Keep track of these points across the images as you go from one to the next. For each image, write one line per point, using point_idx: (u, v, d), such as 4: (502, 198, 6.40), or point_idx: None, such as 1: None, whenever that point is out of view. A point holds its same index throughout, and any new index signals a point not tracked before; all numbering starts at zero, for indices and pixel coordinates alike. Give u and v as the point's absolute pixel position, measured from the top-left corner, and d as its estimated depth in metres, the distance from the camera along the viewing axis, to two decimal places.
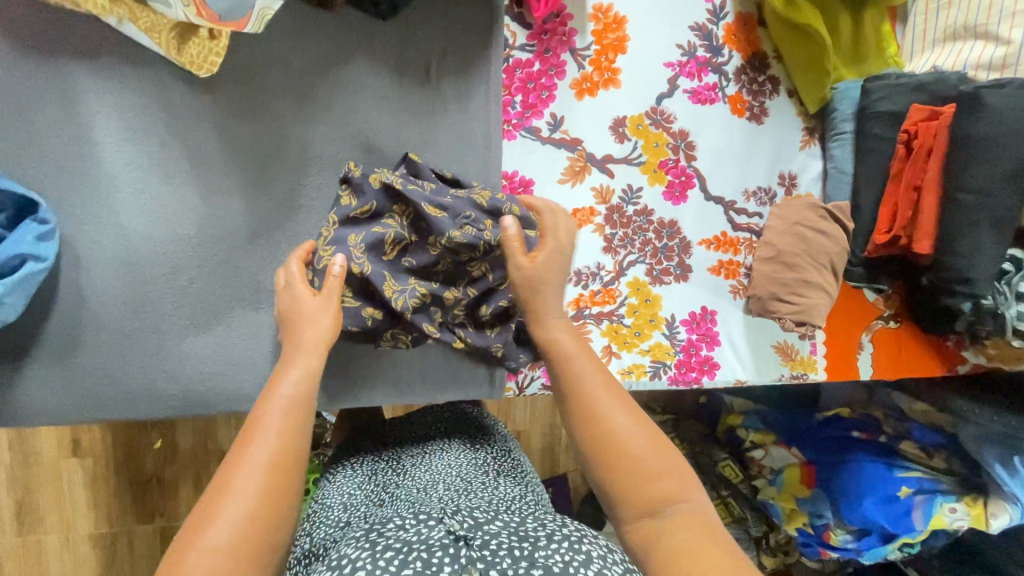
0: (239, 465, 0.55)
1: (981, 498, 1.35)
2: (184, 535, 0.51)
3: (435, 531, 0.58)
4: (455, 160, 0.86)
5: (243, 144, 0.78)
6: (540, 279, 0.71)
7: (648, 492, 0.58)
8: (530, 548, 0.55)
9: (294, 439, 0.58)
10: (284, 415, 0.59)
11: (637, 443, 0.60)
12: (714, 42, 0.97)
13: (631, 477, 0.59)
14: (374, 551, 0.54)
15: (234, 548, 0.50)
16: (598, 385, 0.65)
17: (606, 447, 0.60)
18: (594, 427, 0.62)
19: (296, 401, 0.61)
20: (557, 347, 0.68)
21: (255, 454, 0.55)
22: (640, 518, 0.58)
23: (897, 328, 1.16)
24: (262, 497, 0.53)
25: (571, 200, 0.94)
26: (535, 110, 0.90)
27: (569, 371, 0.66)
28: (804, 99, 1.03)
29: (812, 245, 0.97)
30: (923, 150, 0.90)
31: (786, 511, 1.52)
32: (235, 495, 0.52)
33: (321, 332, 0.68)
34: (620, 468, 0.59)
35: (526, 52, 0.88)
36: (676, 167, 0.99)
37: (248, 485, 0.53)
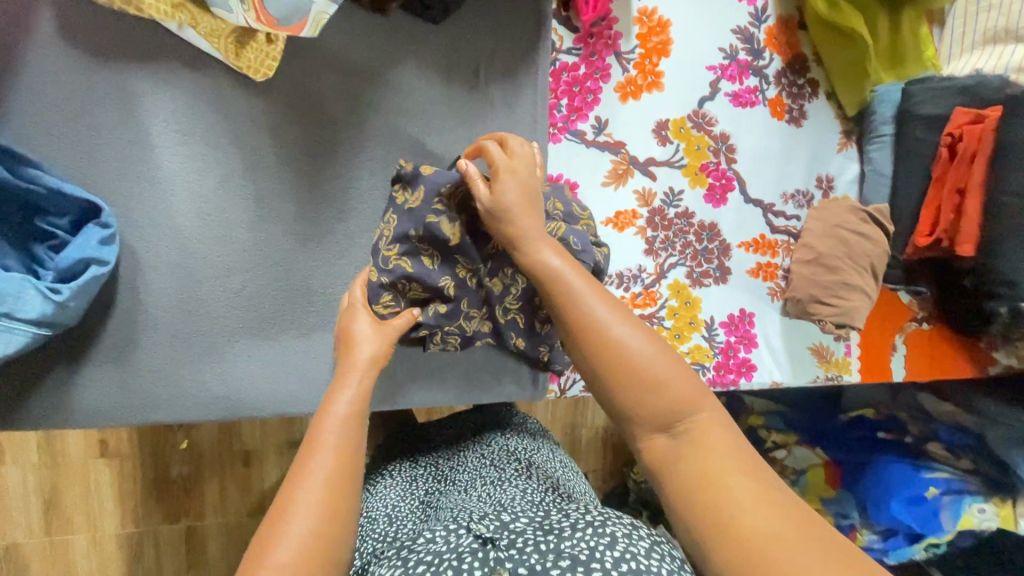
0: (297, 485, 0.53)
1: (1009, 499, 1.35)
2: (249, 559, 0.48)
3: (463, 539, 0.59)
4: None
5: (297, 148, 0.79)
6: (508, 209, 0.62)
7: (660, 408, 0.52)
8: (556, 539, 0.56)
9: (351, 457, 0.56)
10: (340, 433, 0.58)
11: (645, 360, 0.53)
12: (756, 45, 0.97)
13: (641, 396, 0.52)
14: (406, 565, 0.56)
15: (299, 566, 0.48)
16: (598, 300, 0.56)
17: (611, 367, 0.53)
18: (594, 342, 0.54)
19: (352, 420, 0.60)
20: (544, 268, 0.59)
21: (313, 472, 0.54)
22: (655, 433, 0.53)
23: (930, 330, 1.17)
24: (322, 510, 0.51)
25: (614, 203, 0.95)
26: (580, 113, 0.91)
27: (562, 293, 0.57)
28: (843, 101, 1.03)
29: (853, 247, 0.98)
30: (967, 153, 0.90)
31: None
32: (297, 511, 0.50)
33: (375, 352, 0.69)
34: (629, 388, 0.53)
35: (572, 55, 0.89)
36: (717, 170, 0.99)
37: (306, 502, 0.51)
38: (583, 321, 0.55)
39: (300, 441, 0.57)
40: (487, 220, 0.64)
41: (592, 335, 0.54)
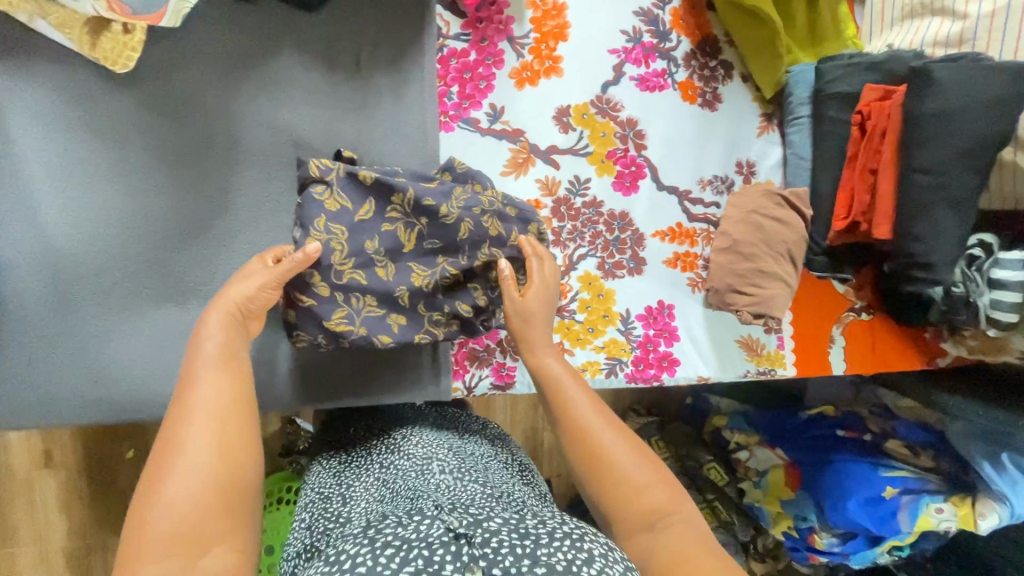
0: (183, 412, 0.58)
1: (969, 498, 1.27)
2: (145, 489, 0.54)
3: (434, 528, 0.54)
4: (391, 153, 0.84)
5: (166, 140, 0.77)
6: (531, 311, 0.76)
7: (638, 507, 0.63)
8: (532, 545, 0.53)
9: (230, 382, 0.61)
10: (216, 365, 0.62)
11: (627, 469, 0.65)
12: (661, 27, 0.95)
13: (620, 492, 0.64)
14: (374, 547, 0.52)
15: (198, 496, 0.54)
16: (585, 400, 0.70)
17: (598, 461, 0.66)
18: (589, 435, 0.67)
19: (227, 352, 0.64)
20: (548, 376, 0.73)
21: (198, 399, 0.59)
22: (641, 535, 0.62)
23: (870, 320, 1.11)
24: (216, 446, 0.57)
25: (515, 193, 0.91)
26: (473, 100, 0.88)
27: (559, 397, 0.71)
28: (759, 83, 0.99)
29: (768, 233, 0.94)
30: (877, 131, 0.86)
31: (772, 514, 1.47)
32: (189, 446, 0.56)
33: (249, 296, 0.67)
34: (609, 484, 0.65)
35: (460, 41, 0.86)
36: (625, 157, 0.96)
37: (199, 433, 0.57)
38: (579, 423, 0.68)
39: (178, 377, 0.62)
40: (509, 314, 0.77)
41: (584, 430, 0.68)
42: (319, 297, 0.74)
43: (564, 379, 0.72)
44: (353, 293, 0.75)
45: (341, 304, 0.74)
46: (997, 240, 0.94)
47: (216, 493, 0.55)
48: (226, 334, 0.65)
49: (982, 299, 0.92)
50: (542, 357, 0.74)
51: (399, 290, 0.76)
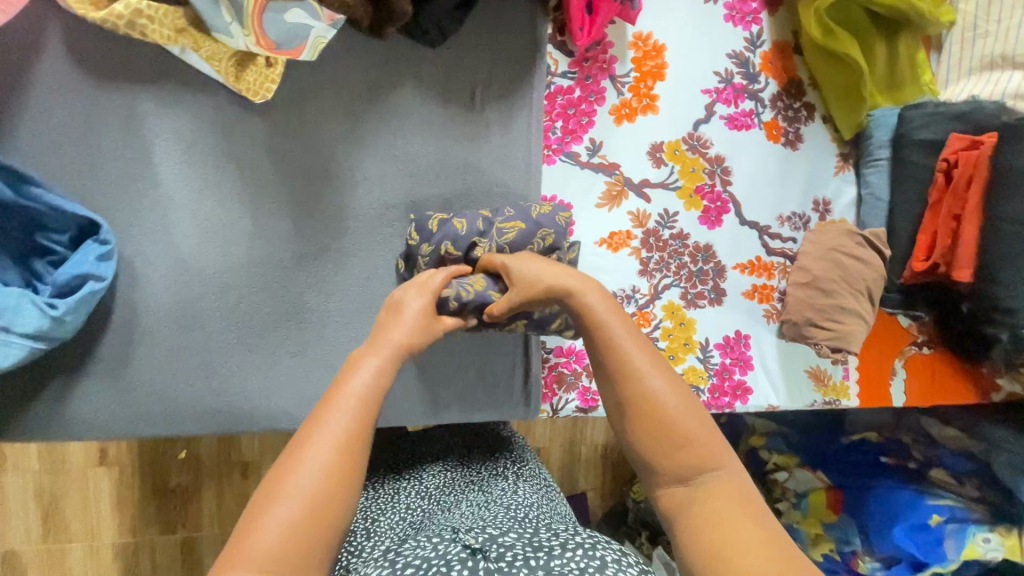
0: (310, 437, 0.51)
1: (1015, 529, 1.32)
2: (252, 503, 0.48)
3: (452, 547, 0.60)
4: (498, 183, 0.88)
5: (293, 166, 0.80)
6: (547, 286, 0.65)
7: (680, 459, 0.53)
8: (545, 556, 0.57)
9: (366, 422, 0.53)
10: (360, 399, 0.54)
11: (679, 417, 0.54)
12: (751, 69, 0.99)
13: (665, 440, 0.54)
14: (394, 570, 0.58)
15: (293, 528, 0.46)
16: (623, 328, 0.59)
17: (641, 404, 0.55)
18: (631, 371, 0.56)
19: (372, 394, 0.55)
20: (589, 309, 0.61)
21: (330, 427, 0.51)
22: (673, 485, 0.54)
23: (931, 354, 1.15)
24: (329, 473, 0.49)
25: (608, 224, 0.95)
26: (574, 135, 0.92)
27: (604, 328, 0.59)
28: (839, 125, 1.03)
29: (848, 272, 0.97)
30: (962, 179, 0.90)
31: (810, 536, 1.49)
32: (307, 468, 0.49)
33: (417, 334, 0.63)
34: (655, 429, 0.54)
35: (567, 78, 0.90)
36: (712, 193, 0.99)
37: (318, 458, 0.49)
38: (624, 361, 0.57)
39: (317, 399, 0.54)
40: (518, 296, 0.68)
41: (621, 359, 0.57)
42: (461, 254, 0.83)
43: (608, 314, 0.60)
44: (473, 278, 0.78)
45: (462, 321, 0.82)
46: None
47: (308, 521, 0.47)
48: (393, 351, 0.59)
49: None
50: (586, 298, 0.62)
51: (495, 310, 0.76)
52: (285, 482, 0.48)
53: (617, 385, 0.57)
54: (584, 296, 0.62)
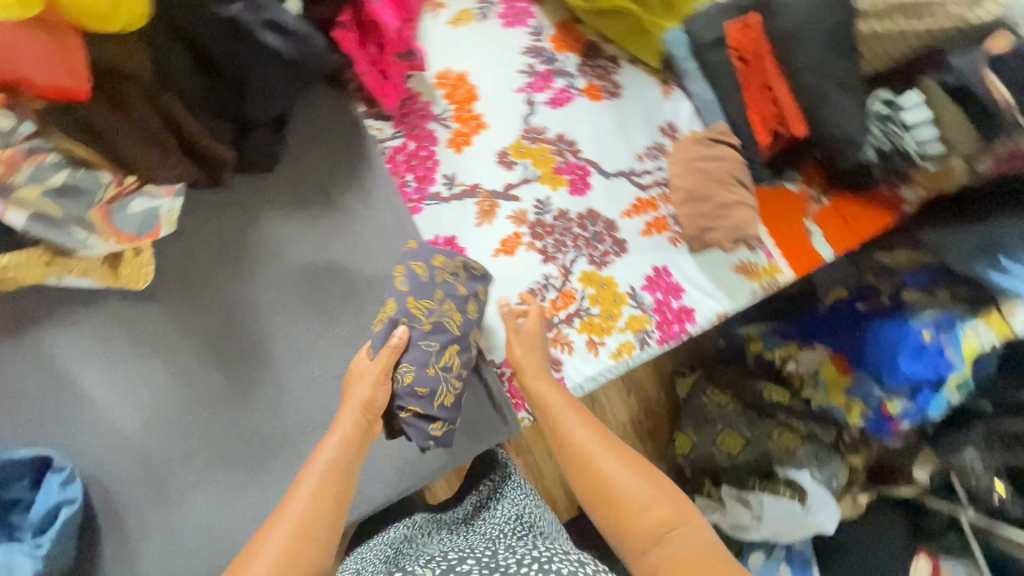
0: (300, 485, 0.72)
1: (995, 308, 1.37)
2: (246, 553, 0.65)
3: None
4: (382, 250, 0.96)
5: (198, 324, 0.87)
6: (523, 363, 0.94)
7: (644, 522, 0.73)
8: None
9: (340, 468, 0.75)
10: (335, 457, 0.75)
11: (631, 488, 0.75)
12: (547, 53, 1.09)
13: (624, 508, 0.74)
14: None
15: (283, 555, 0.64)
16: (585, 432, 0.83)
17: (602, 487, 0.77)
18: (584, 455, 0.80)
19: (343, 452, 0.77)
20: (550, 412, 0.88)
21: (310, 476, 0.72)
22: (648, 547, 0.71)
23: (832, 202, 1.23)
24: (307, 515, 0.68)
25: (495, 234, 1.03)
26: (427, 179, 1.00)
27: (559, 432, 0.85)
28: (645, 60, 1.14)
29: (713, 173, 1.07)
30: (755, 56, 1.00)
31: (843, 405, 1.60)
32: (294, 510, 0.68)
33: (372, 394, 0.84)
34: (615, 506, 0.75)
35: (397, 138, 0.99)
36: (568, 166, 1.09)
37: (301, 505, 0.69)
38: (577, 451, 0.81)
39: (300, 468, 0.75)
40: (519, 374, 0.94)
41: (572, 449, 0.82)
42: (411, 365, 0.86)
43: (562, 410, 0.87)
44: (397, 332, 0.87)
45: (421, 367, 0.86)
46: (894, 95, 1.09)
47: (293, 545, 0.65)
48: (360, 410, 0.82)
49: (866, 155, 1.12)
50: (544, 399, 0.90)
51: (397, 322, 0.87)
52: (267, 538, 0.66)
53: (579, 470, 0.80)
54: (547, 405, 0.89)
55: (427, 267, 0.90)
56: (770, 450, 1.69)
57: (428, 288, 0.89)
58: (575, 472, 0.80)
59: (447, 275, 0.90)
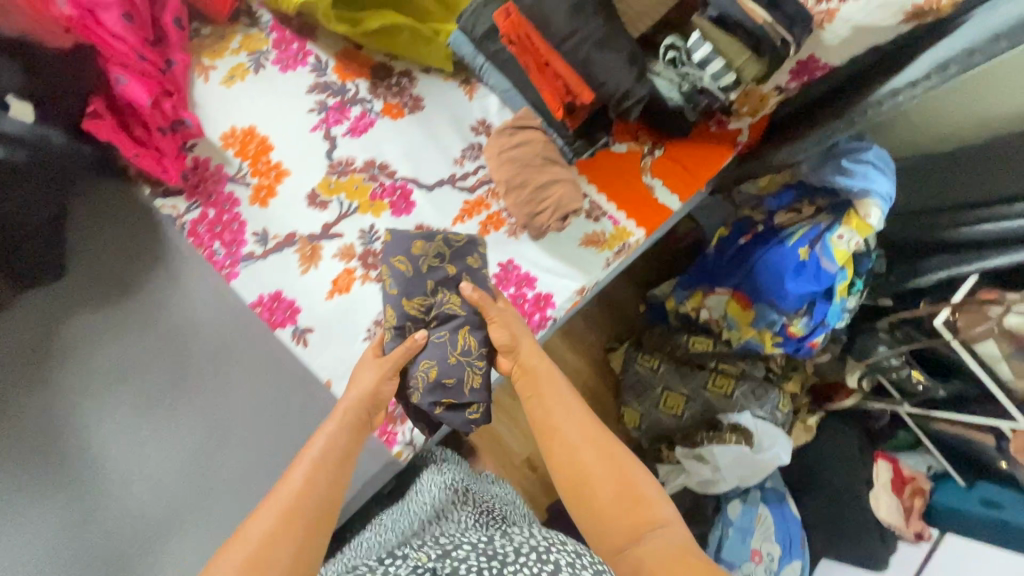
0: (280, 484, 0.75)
1: (853, 210, 1.37)
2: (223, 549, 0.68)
3: (407, 566, 0.67)
4: (206, 324, 0.94)
5: (16, 454, 0.83)
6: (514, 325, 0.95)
7: (632, 520, 0.77)
8: (500, 565, 0.67)
9: (323, 469, 0.77)
10: (322, 454, 0.79)
11: (610, 486, 0.80)
12: (335, 86, 1.08)
13: (612, 503, 0.79)
14: None
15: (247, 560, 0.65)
16: (574, 423, 0.86)
17: (584, 478, 0.81)
18: (569, 445, 0.84)
19: (329, 450, 0.80)
20: (538, 398, 0.90)
21: (295, 475, 0.75)
22: (628, 544, 0.75)
23: (665, 153, 1.26)
24: (284, 511, 0.71)
25: (324, 277, 1.01)
26: (237, 242, 0.98)
27: (547, 418, 0.88)
28: (438, 65, 1.13)
29: (523, 159, 1.07)
30: (526, 38, 0.99)
31: (759, 338, 1.59)
32: (262, 514, 0.70)
33: (366, 386, 0.88)
34: (598, 498, 0.79)
35: (193, 210, 0.96)
36: (386, 189, 1.07)
37: (275, 502, 0.71)
38: (567, 441, 0.84)
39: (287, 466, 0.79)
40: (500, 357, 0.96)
41: (556, 438, 0.85)
42: (430, 358, 0.92)
43: (550, 398, 0.90)
44: (406, 328, 0.94)
45: (442, 359, 0.92)
46: (679, 39, 1.12)
47: (251, 559, 0.65)
48: (347, 407, 0.86)
49: (673, 102, 1.15)
50: (532, 382, 0.93)
51: (403, 323, 0.94)
52: (237, 544, 0.67)
53: (568, 455, 0.83)
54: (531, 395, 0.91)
55: (411, 260, 0.94)
56: (710, 400, 1.77)
57: (420, 281, 0.94)
58: (557, 462, 0.84)
59: (434, 263, 0.95)
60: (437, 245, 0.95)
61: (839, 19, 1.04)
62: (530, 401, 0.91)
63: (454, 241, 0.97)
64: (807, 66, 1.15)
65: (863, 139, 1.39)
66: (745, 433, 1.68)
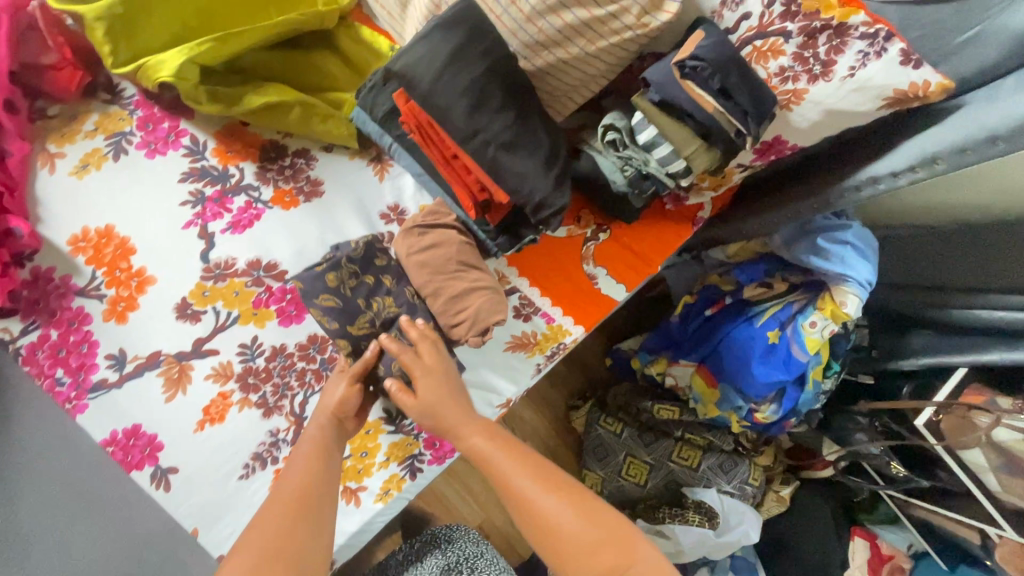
0: (266, 506, 0.73)
1: (828, 294, 1.22)
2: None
3: None
4: (43, 468, 0.80)
5: None
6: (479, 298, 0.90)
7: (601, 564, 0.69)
8: None
9: (308, 488, 0.75)
10: (303, 471, 0.76)
11: (574, 532, 0.71)
12: (214, 171, 0.92)
13: (575, 552, 0.70)
14: None
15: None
16: (522, 473, 0.76)
17: (543, 529, 0.72)
18: (521, 500, 0.74)
19: (311, 467, 0.77)
20: (481, 453, 0.79)
21: (281, 494, 0.74)
22: None
23: (611, 235, 1.09)
24: (274, 538, 0.69)
25: (194, 405, 0.86)
26: (85, 367, 0.84)
27: (496, 472, 0.77)
28: (340, 143, 0.97)
29: (436, 263, 0.90)
30: (428, 128, 0.85)
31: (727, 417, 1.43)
32: (251, 540, 0.69)
33: (335, 397, 0.82)
34: (560, 548, 0.71)
35: (31, 333, 0.84)
36: (273, 295, 0.91)
37: (261, 528, 0.70)
38: (520, 496, 0.74)
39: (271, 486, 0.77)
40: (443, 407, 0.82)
41: (507, 491, 0.75)
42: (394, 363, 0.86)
43: (493, 456, 0.78)
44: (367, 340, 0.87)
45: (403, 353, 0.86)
46: (620, 116, 0.93)
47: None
48: (331, 413, 0.82)
49: (616, 186, 0.97)
50: (470, 444, 0.79)
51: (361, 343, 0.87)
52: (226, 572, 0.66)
53: (519, 510, 0.74)
54: (474, 448, 0.79)
55: (336, 294, 0.86)
56: (674, 472, 1.55)
57: (355, 307, 0.87)
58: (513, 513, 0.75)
59: (356, 283, 0.88)
60: (347, 266, 0.88)
61: (808, 101, 0.86)
62: (474, 455, 0.79)
63: (354, 253, 0.89)
64: (773, 147, 0.96)
65: (841, 215, 1.24)
66: (711, 513, 1.48)
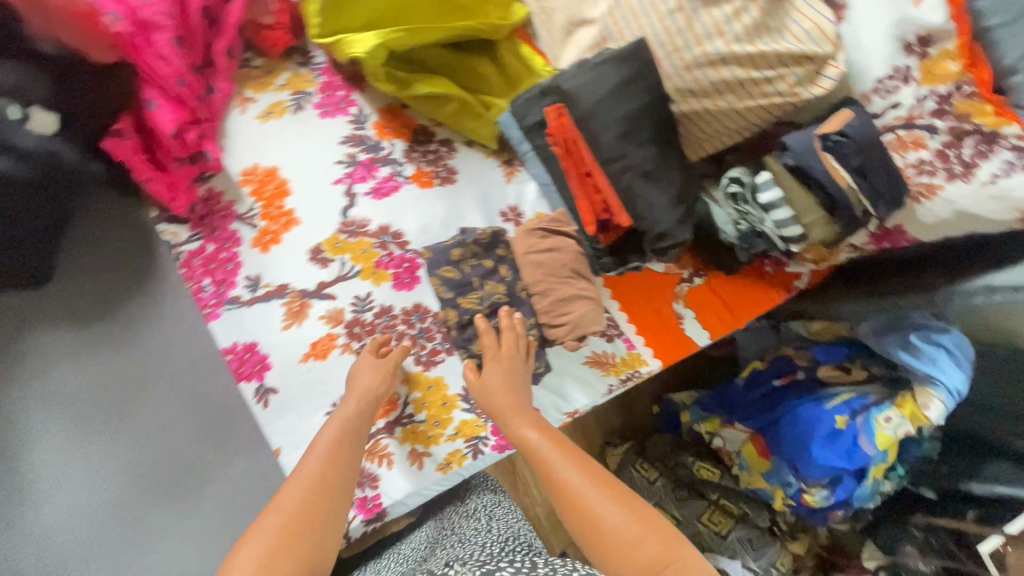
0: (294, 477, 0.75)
1: (909, 394, 1.22)
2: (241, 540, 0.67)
3: None
4: (173, 360, 0.91)
5: None
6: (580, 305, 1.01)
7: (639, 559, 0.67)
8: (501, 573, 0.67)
9: (332, 467, 0.78)
10: (327, 451, 0.80)
11: (615, 522, 0.70)
12: (370, 141, 1.04)
13: (612, 544, 0.69)
14: None
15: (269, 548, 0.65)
16: (568, 463, 0.78)
17: (585, 517, 0.72)
18: (564, 485, 0.76)
19: (333, 447, 0.81)
20: (528, 442, 0.84)
21: (305, 470, 0.76)
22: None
23: (706, 281, 1.12)
24: (300, 509, 0.71)
25: (304, 338, 0.95)
26: (227, 282, 0.96)
27: (541, 462, 0.81)
28: (481, 140, 1.07)
29: (548, 264, 1.01)
30: (573, 145, 0.94)
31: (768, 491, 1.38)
32: (281, 506, 0.71)
33: (365, 386, 0.89)
34: (600, 539, 0.70)
35: (193, 242, 0.96)
36: (393, 260, 1.00)
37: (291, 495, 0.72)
38: (563, 483, 0.76)
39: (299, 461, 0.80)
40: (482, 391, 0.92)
41: (552, 477, 0.78)
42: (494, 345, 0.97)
43: (541, 444, 0.82)
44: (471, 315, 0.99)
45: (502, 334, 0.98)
46: (745, 171, 0.97)
47: (276, 540, 0.66)
48: (358, 401, 0.87)
49: (725, 237, 1.02)
50: (520, 430, 0.85)
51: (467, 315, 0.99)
52: (262, 521, 0.68)
53: (561, 498, 0.76)
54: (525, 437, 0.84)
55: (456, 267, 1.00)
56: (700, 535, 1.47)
57: (467, 282, 1.00)
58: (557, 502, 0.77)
59: (475, 262, 1.01)
60: (472, 245, 1.00)
61: (941, 198, 0.88)
62: (524, 444, 0.84)
63: (480, 237, 1.01)
64: (891, 234, 0.98)
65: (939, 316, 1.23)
66: None
